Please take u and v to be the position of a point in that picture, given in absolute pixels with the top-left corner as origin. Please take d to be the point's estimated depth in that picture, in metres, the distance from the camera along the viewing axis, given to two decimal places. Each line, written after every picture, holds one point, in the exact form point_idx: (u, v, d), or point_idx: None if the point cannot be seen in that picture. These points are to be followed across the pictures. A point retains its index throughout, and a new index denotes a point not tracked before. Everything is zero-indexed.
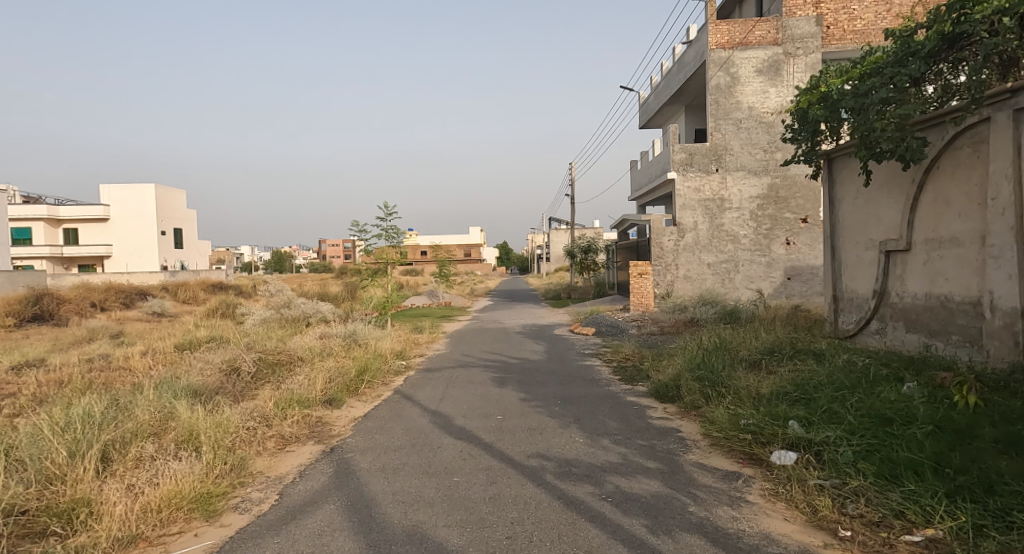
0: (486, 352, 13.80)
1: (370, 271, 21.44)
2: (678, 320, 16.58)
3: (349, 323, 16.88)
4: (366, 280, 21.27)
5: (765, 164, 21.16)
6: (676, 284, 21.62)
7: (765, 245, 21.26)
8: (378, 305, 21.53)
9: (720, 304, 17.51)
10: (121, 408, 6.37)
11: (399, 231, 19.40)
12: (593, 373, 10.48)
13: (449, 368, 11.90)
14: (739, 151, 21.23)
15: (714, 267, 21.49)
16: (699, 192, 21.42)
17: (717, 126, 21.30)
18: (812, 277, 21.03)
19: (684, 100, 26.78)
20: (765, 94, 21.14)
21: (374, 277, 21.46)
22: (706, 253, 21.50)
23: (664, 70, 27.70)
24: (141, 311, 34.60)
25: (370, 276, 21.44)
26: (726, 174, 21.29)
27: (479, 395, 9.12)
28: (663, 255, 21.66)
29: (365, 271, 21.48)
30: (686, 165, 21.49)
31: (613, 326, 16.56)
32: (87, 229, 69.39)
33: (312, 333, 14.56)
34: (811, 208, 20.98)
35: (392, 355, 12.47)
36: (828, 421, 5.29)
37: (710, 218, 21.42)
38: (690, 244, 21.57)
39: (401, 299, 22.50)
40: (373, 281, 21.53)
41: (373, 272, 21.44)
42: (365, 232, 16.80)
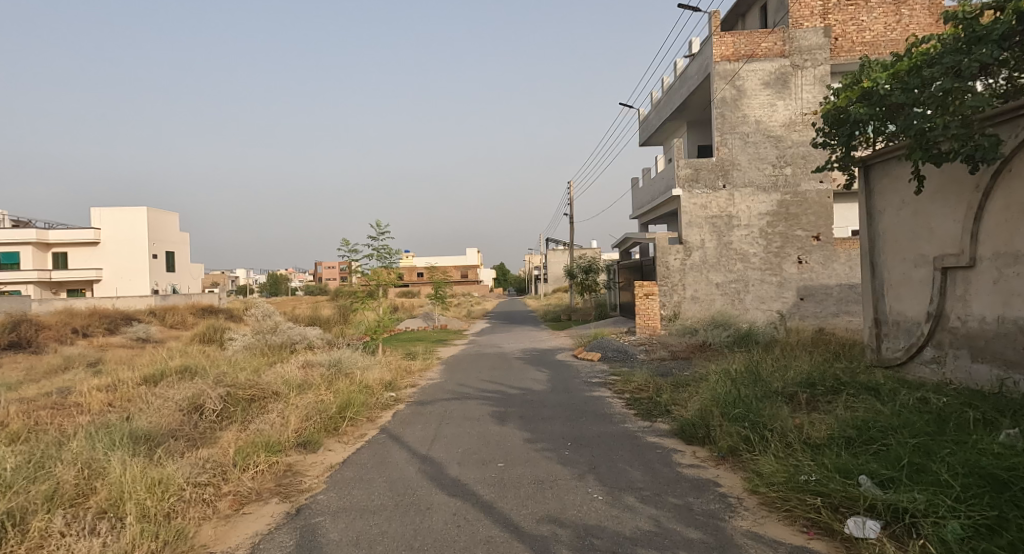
0: (484, 381, 12.69)
1: (359, 296, 20.35)
2: (689, 345, 15.48)
3: (336, 350, 15.75)
4: (356, 305, 20.20)
5: (774, 180, 20.28)
6: (683, 305, 20.55)
7: (776, 264, 20.25)
8: (369, 329, 20.42)
9: (733, 326, 16.45)
10: (40, 464, 5.27)
11: (391, 252, 18.37)
12: (604, 407, 9.36)
13: (443, 400, 10.76)
14: (747, 167, 20.36)
15: (723, 287, 20.46)
16: (705, 209, 20.51)
17: (723, 141, 20.47)
18: (826, 297, 19.97)
19: (687, 115, 26.02)
20: (773, 107, 20.28)
21: (364, 301, 20.38)
22: (714, 273, 20.50)
23: (665, 85, 27.00)
24: (124, 336, 33.43)
25: (360, 300, 20.38)
26: (734, 190, 20.41)
27: (476, 434, 7.99)
28: (669, 274, 20.63)
29: (355, 296, 20.38)
30: (691, 181, 20.60)
31: (620, 352, 15.50)
32: (76, 253, 68.32)
33: (295, 361, 13.44)
34: (823, 225, 20.04)
35: (380, 387, 11.36)
36: (918, 481, 4.18)
37: (717, 236, 20.49)
38: (697, 263, 20.57)
39: (394, 323, 21.39)
40: (365, 306, 20.45)
41: (363, 297, 20.35)
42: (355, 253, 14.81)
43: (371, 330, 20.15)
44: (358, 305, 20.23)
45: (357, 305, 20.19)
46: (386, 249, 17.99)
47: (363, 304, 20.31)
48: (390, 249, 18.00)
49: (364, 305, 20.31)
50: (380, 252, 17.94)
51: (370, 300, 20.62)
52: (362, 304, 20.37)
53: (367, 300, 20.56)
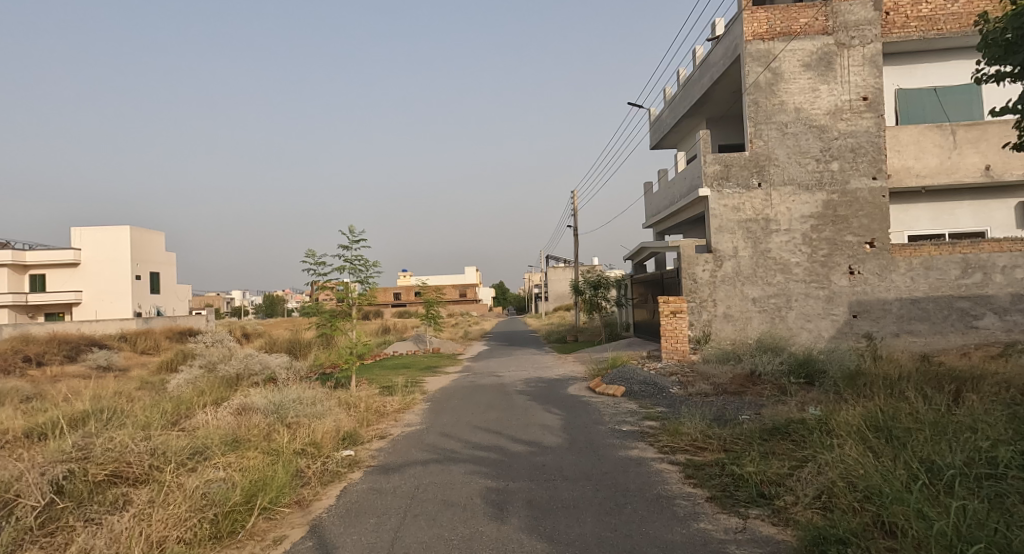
0: (478, 429, 9.63)
1: (329, 321, 17.46)
2: (736, 377, 12.38)
3: (295, 384, 12.65)
4: (325, 332, 17.36)
5: (818, 176, 17.33)
6: (714, 324, 17.53)
7: (822, 275, 17.22)
8: (345, 356, 17.36)
9: (786, 351, 13.35)
10: None
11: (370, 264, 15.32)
12: (654, 481, 6.28)
13: (419, 465, 7.67)
14: (786, 162, 17.46)
15: (761, 303, 17.44)
16: (738, 211, 17.64)
17: (757, 132, 17.58)
18: (884, 314, 16.86)
19: (707, 111, 23.27)
20: (815, 92, 17.36)
21: (334, 327, 17.47)
22: (749, 286, 17.51)
23: (682, 78, 24.28)
24: (83, 364, 30.26)
25: (328, 327, 17.49)
26: (771, 189, 17.53)
27: (456, 545, 4.88)
28: (698, 288, 17.65)
29: (323, 322, 17.47)
30: (721, 179, 17.77)
31: (649, 386, 12.41)
32: (56, 275, 65.40)
33: (234, 401, 10.38)
34: (878, 228, 17.01)
35: (332, 444, 8.26)
36: None
37: (752, 243, 17.57)
38: (729, 275, 17.60)
39: (374, 348, 18.30)
40: (335, 332, 17.52)
41: (332, 323, 17.45)
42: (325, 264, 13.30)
43: (347, 357, 17.11)
44: (326, 332, 17.36)
45: (327, 332, 17.35)
46: (367, 266, 15.07)
47: (334, 329, 17.39)
48: (371, 264, 15.07)
49: (335, 331, 17.40)
50: (358, 270, 15.00)
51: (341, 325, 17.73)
52: (331, 330, 17.41)
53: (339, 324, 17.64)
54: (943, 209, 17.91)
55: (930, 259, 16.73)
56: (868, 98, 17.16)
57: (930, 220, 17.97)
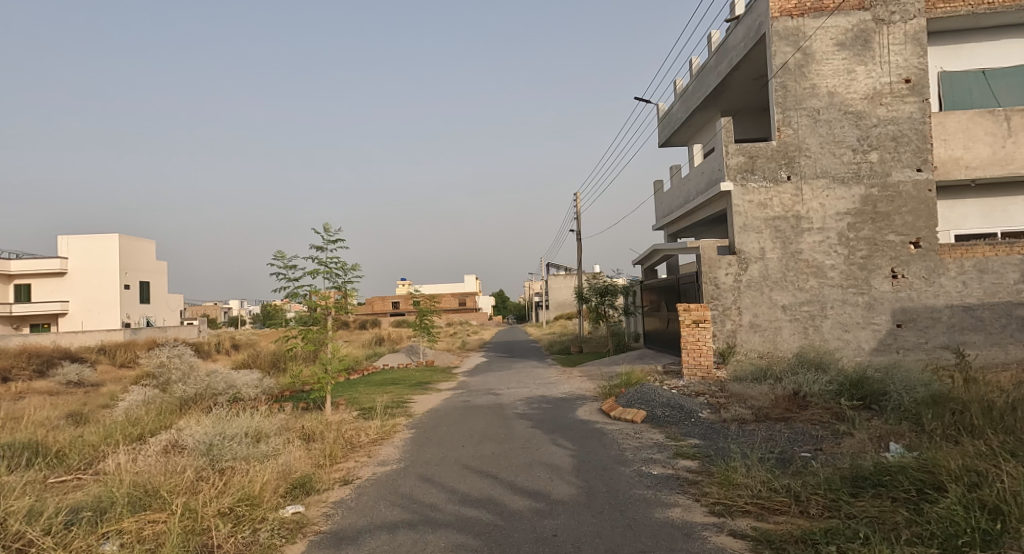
0: (469, 472, 7.66)
1: (301, 332, 15.20)
2: (778, 399, 10.43)
3: (255, 411, 10.68)
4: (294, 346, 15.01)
5: (855, 169, 15.42)
6: (739, 335, 15.59)
7: (861, 280, 15.26)
8: (320, 373, 15.31)
9: (833, 368, 11.38)
10: None
11: (347, 268, 13.36)
12: None
13: (386, 532, 5.68)
14: (818, 152, 15.57)
15: (792, 311, 15.51)
16: (765, 208, 15.77)
17: (786, 119, 15.68)
18: (933, 324, 14.89)
19: (723, 102, 21.46)
20: (851, 74, 15.48)
21: (306, 340, 15.14)
22: (779, 292, 15.60)
23: (695, 67, 22.49)
24: (53, 379, 28.23)
25: (299, 340, 15.19)
26: (802, 183, 15.65)
27: None
28: (720, 295, 15.72)
29: (294, 333, 15.16)
30: (745, 172, 15.89)
31: (675, 411, 10.46)
32: (41, 285, 63.46)
33: (167, 433, 8.41)
34: (924, 226, 15.06)
35: (273, 500, 6.28)
36: None
37: (781, 243, 15.67)
38: (755, 279, 15.69)
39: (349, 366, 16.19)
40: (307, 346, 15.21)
41: (304, 335, 15.18)
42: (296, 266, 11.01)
43: (321, 374, 15.12)
44: (296, 346, 15.03)
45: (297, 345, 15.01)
46: (347, 271, 13.18)
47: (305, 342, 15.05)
48: (352, 269, 13.20)
49: (306, 344, 15.07)
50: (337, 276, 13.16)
51: (316, 337, 15.42)
52: (302, 343, 15.10)
53: (315, 336, 15.36)
54: (994, 205, 16.00)
55: (984, 260, 14.77)
56: (911, 80, 15.27)
57: (979, 218, 16.05)
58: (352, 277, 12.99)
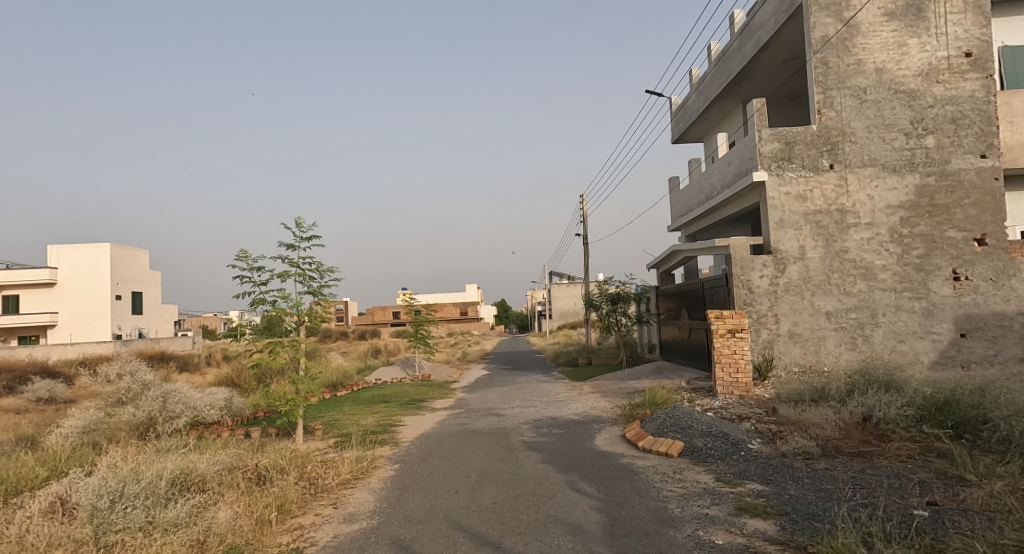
0: (462, 538, 5.66)
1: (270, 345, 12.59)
2: (848, 425, 8.43)
3: (206, 450, 8.69)
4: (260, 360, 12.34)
5: (908, 155, 13.48)
6: (777, 346, 13.64)
7: (918, 282, 13.27)
8: (283, 395, 12.63)
9: (907, 387, 9.39)
10: None
11: (325, 271, 11.52)
12: None
13: None
14: (865, 137, 13.65)
15: (837, 318, 13.55)
16: (804, 201, 13.87)
17: (827, 99, 13.76)
18: (1003, 333, 12.90)
19: (746, 90, 19.64)
20: (902, 48, 13.57)
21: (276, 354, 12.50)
22: (821, 297, 13.65)
23: (714, 53, 20.68)
24: (23, 396, 26.29)
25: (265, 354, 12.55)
26: (846, 172, 13.72)
27: None
28: (755, 300, 13.79)
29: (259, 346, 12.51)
30: (781, 160, 13.98)
31: (722, 444, 8.45)
32: (30, 296, 61.66)
33: (67, 480, 6.43)
34: (990, 221, 13.09)
35: None
36: None
37: (824, 241, 13.74)
38: (794, 282, 13.76)
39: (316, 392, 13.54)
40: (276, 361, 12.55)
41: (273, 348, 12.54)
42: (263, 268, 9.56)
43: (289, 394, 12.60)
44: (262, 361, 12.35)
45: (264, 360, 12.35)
46: (324, 273, 11.47)
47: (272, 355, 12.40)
48: (328, 270, 11.48)
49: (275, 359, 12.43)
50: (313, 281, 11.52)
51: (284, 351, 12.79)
52: (270, 358, 12.43)
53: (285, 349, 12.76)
54: None
55: None
56: (972, 53, 13.37)
57: None
58: (331, 280, 11.31)
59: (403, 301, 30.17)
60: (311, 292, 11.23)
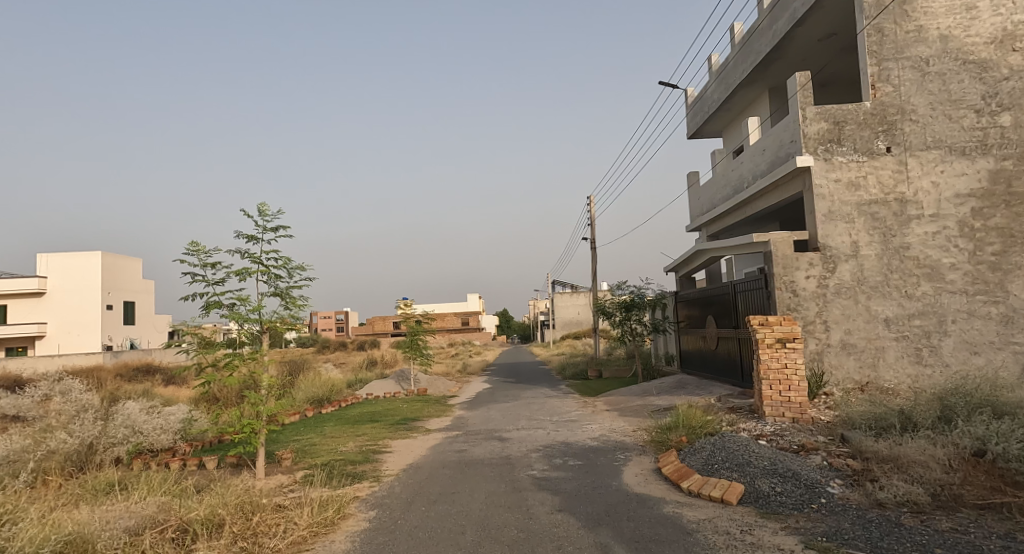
0: None
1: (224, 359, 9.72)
2: (961, 462, 6.47)
3: (124, 504, 6.71)
4: (208, 380, 9.53)
5: (979, 136, 11.59)
6: (827, 358, 11.70)
7: (995, 283, 11.32)
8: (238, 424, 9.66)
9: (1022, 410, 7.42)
10: None
11: (299, 268, 9.66)
12: None
13: None
14: (927, 115, 11.76)
15: (898, 326, 11.60)
16: (857, 190, 11.95)
17: (883, 72, 11.87)
18: None
19: (775, 74, 17.83)
20: (971, 12, 11.77)
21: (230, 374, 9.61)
22: (879, 300, 11.71)
23: (738, 35, 18.85)
24: None
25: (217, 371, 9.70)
26: (907, 155, 11.80)
27: None
28: (800, 305, 11.89)
29: (210, 361, 9.67)
30: (829, 142, 12.07)
31: (797, 490, 6.50)
32: (19, 306, 59.90)
33: None
34: None
35: None
36: None
37: (881, 236, 11.80)
38: (846, 284, 11.84)
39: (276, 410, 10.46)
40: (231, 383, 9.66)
41: (227, 363, 9.66)
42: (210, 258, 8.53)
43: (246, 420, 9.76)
44: (211, 381, 9.51)
45: (213, 380, 9.51)
46: (294, 271, 9.64)
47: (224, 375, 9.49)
48: (298, 268, 9.74)
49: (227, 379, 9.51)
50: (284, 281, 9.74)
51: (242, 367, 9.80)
52: (222, 378, 9.52)
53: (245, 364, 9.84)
54: None
55: None
56: None
57: None
58: (301, 278, 9.49)
59: (403, 311, 27.31)
60: (276, 289, 9.41)
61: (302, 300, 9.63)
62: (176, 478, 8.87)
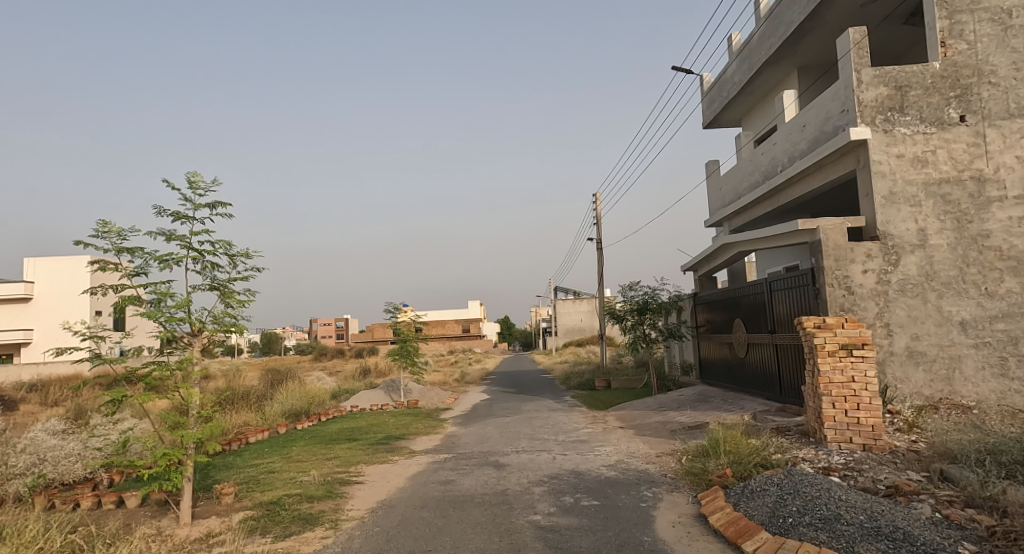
0: None
1: (139, 371, 7.09)
2: None
3: None
4: (116, 401, 6.86)
5: None
6: (890, 369, 9.70)
7: None
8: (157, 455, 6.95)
9: None
10: None
11: (245, 255, 7.80)
12: None
13: None
14: (1009, 77, 9.85)
15: (976, 330, 9.60)
16: (924, 167, 9.97)
17: (955, 26, 9.97)
18: None
19: (808, 48, 15.93)
20: None
21: (150, 393, 6.96)
22: (952, 299, 9.71)
23: (764, 8, 16.96)
24: None
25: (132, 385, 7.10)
26: (984, 126, 9.87)
27: None
28: (856, 305, 9.92)
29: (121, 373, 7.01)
30: (889, 110, 10.12)
31: None
32: (4, 313, 57.99)
33: None
34: None
35: None
36: None
37: (955, 222, 9.82)
38: (912, 281, 9.85)
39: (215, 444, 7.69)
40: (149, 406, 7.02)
41: (146, 379, 7.04)
42: (124, 237, 7.20)
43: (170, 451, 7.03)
44: (122, 400, 6.87)
45: (122, 400, 6.85)
46: (237, 259, 7.76)
47: (139, 395, 6.84)
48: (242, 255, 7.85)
49: (142, 399, 6.87)
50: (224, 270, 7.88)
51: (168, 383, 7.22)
52: (138, 396, 6.92)
53: (169, 377, 7.26)
54: None
55: None
56: None
57: None
58: (245, 265, 7.61)
59: (405, 315, 25.40)
60: (212, 279, 7.56)
61: (245, 295, 7.75)
62: (78, 523, 6.89)
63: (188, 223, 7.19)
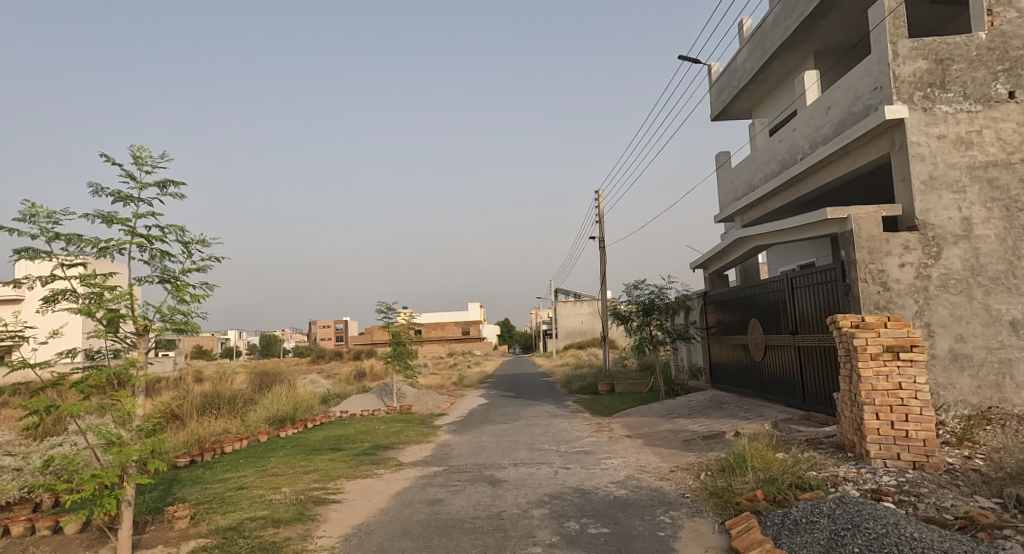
0: None
1: (69, 377, 6.03)
2: None
3: None
4: (38, 413, 5.79)
5: None
6: (932, 375, 8.66)
7: None
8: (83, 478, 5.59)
9: None
10: None
11: (202, 243, 6.82)
12: None
13: None
14: None
15: None
16: (968, 149, 8.96)
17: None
18: None
19: (827, 31, 14.95)
20: None
21: (80, 403, 5.93)
22: (1001, 297, 8.70)
23: None
24: None
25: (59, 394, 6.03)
26: None
27: None
28: (892, 303, 8.89)
29: (47, 380, 5.92)
30: (929, 86, 9.11)
31: None
32: None
33: None
34: None
35: None
36: None
37: (1002, 210, 8.82)
38: (956, 276, 8.83)
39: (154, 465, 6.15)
40: (79, 418, 5.96)
41: (78, 386, 5.96)
42: (55, 221, 6.11)
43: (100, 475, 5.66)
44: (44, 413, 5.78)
45: (45, 411, 5.78)
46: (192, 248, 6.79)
47: (67, 405, 5.77)
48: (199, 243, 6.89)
49: (70, 411, 5.79)
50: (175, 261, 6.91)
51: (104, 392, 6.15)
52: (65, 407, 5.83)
53: (106, 386, 6.19)
54: None
55: None
56: None
57: None
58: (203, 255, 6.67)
59: (405, 317, 24.39)
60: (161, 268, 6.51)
61: (200, 289, 6.78)
62: None
63: (129, 206, 6.20)
